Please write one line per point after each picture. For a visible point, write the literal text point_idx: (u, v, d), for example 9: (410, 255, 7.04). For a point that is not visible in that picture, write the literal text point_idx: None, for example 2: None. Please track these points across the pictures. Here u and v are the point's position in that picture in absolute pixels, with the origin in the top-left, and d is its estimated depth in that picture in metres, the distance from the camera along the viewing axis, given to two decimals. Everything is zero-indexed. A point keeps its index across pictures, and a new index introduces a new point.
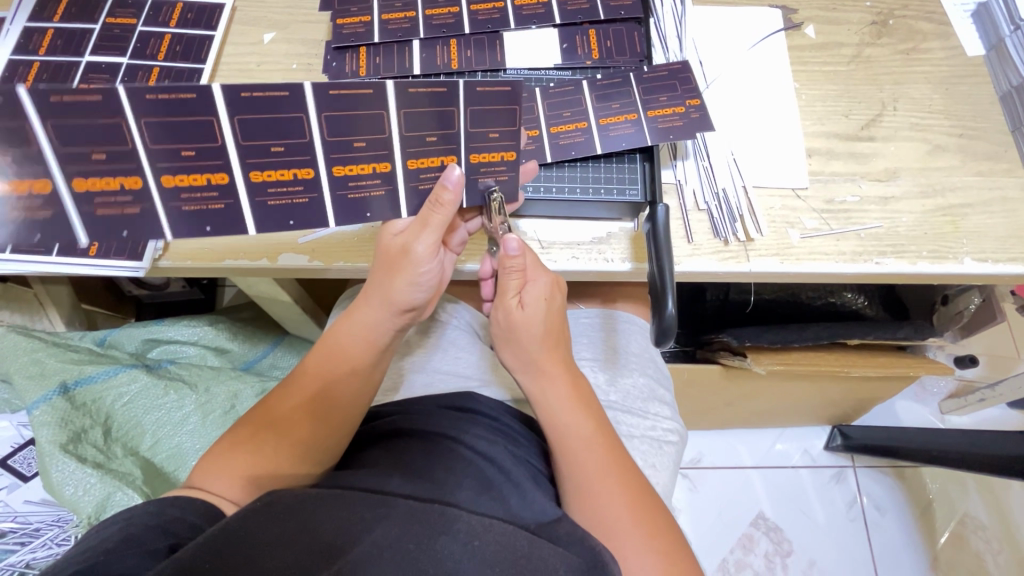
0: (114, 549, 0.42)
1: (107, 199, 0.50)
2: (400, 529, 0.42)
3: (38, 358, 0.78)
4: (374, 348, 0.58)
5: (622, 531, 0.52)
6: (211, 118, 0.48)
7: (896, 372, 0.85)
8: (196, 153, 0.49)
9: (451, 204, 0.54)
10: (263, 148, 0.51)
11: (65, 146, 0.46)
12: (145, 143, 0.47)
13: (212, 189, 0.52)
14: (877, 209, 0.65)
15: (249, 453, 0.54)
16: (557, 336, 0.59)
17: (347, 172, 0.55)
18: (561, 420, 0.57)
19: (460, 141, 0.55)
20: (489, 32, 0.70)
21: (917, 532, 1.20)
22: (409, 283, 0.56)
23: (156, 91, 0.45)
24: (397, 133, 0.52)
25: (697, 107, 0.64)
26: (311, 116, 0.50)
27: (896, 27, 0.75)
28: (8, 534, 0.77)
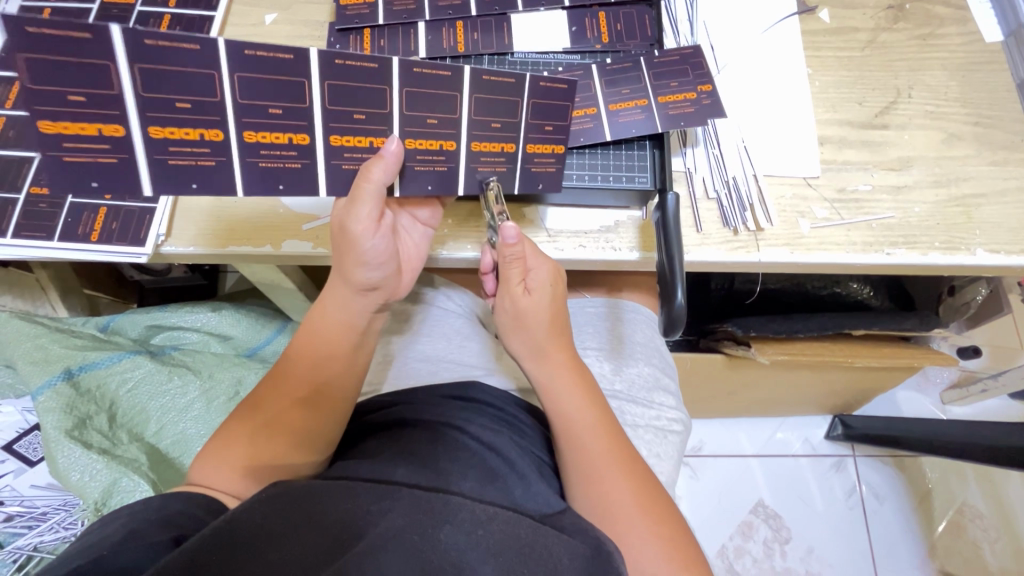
0: (121, 542, 0.42)
1: (183, 148, 0.51)
2: (405, 519, 0.42)
3: (41, 344, 0.78)
4: (349, 329, 0.58)
5: (626, 517, 0.53)
6: (302, 80, 0.50)
7: (901, 362, 0.85)
8: (282, 111, 0.51)
9: (381, 174, 0.53)
10: (346, 115, 0.53)
11: (149, 92, 0.47)
12: (137, 91, 0.47)
13: (292, 148, 0.54)
14: (889, 199, 0.64)
15: (252, 442, 0.54)
16: (561, 324, 0.58)
17: (419, 146, 0.56)
18: (568, 405, 0.56)
19: (520, 131, 0.58)
20: (496, 14, 0.68)
21: (916, 521, 1.21)
22: (355, 261, 0.54)
23: (256, 49, 0.48)
24: (468, 115, 0.56)
25: (709, 93, 0.63)
26: (394, 89, 0.52)
27: (913, 12, 0.73)
28: (15, 518, 0.78)
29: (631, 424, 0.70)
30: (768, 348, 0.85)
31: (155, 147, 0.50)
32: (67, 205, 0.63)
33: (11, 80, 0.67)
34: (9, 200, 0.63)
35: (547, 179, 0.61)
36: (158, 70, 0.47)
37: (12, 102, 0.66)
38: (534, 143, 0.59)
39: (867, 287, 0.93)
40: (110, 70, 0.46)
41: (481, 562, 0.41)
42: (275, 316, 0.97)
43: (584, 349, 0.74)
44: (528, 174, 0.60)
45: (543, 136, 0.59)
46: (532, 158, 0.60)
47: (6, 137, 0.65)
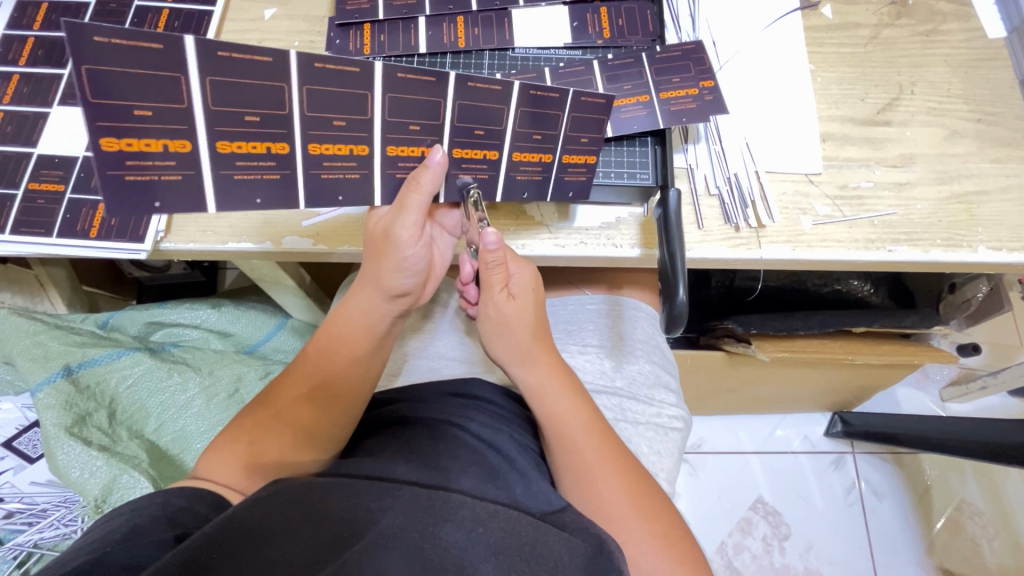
0: (120, 541, 0.42)
1: (249, 162, 0.51)
2: (406, 517, 0.42)
3: (41, 341, 0.78)
4: (373, 334, 0.57)
5: (620, 516, 0.53)
6: (365, 92, 0.50)
7: (901, 359, 0.85)
8: (345, 124, 0.52)
9: (429, 184, 0.54)
10: (402, 126, 0.53)
11: (217, 106, 0.47)
12: (206, 105, 0.46)
13: (352, 159, 0.54)
14: (890, 196, 0.64)
15: (254, 438, 0.54)
16: (544, 329, 0.58)
17: (464, 155, 0.58)
18: (557, 408, 0.56)
19: (557, 142, 0.59)
20: (497, 10, 0.68)
21: (915, 517, 1.21)
22: (394, 267, 0.54)
23: (326, 62, 0.47)
24: (511, 127, 0.57)
25: (710, 90, 0.63)
26: (448, 102, 0.53)
27: (916, 7, 0.72)
28: (15, 514, 0.77)
29: (632, 422, 0.70)
30: (769, 345, 0.85)
31: (221, 161, 0.50)
32: (67, 201, 0.62)
33: (9, 75, 0.67)
34: (9, 195, 0.63)
35: (577, 188, 0.62)
36: (225, 82, 0.46)
37: (11, 97, 0.66)
38: (570, 153, 0.60)
39: (868, 285, 0.93)
40: (180, 84, 0.45)
41: (482, 560, 0.41)
42: (276, 312, 0.96)
43: (584, 346, 0.74)
44: (559, 183, 0.62)
45: (576, 147, 0.60)
46: (562, 168, 0.61)
47: (5, 133, 0.65)
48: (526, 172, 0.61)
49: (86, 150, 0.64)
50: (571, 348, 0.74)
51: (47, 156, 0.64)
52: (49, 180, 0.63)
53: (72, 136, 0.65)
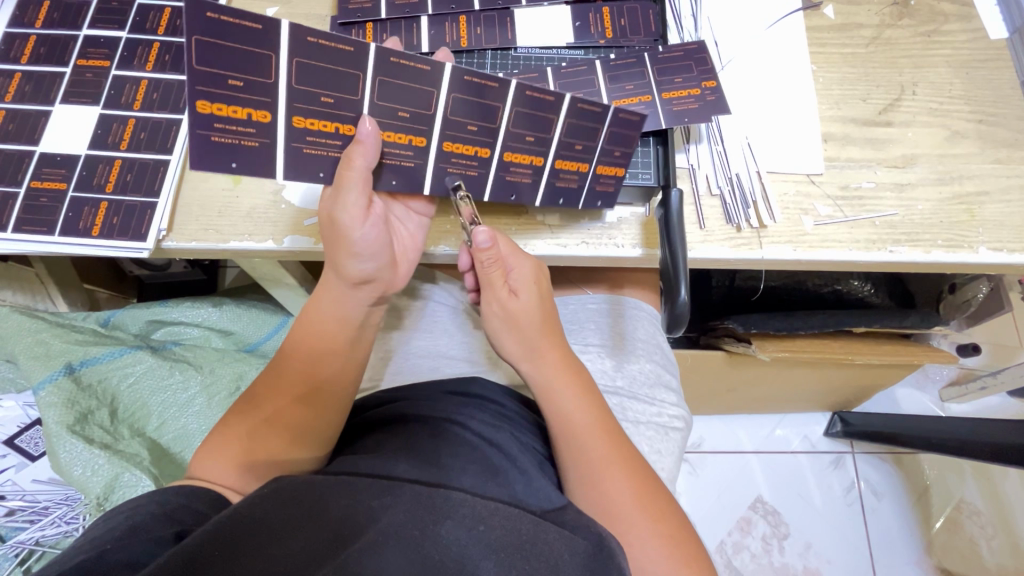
0: (123, 538, 0.42)
1: (317, 139, 0.52)
2: (407, 515, 0.42)
3: (43, 339, 0.78)
4: (345, 323, 0.58)
5: (627, 516, 0.53)
6: (431, 90, 0.52)
7: (902, 359, 0.85)
8: (409, 116, 0.53)
9: (362, 158, 0.52)
10: (460, 125, 0.55)
11: (300, 84, 0.49)
12: (289, 81, 0.48)
13: (410, 149, 0.56)
14: (892, 196, 0.64)
15: (247, 437, 0.54)
16: (554, 324, 0.58)
17: (513, 159, 0.59)
18: (567, 407, 0.56)
19: (555, 148, 0.59)
20: (499, 8, 0.67)
21: (914, 516, 1.22)
22: (347, 253, 0.54)
23: (401, 57, 0.49)
24: (559, 137, 0.58)
25: (713, 90, 0.62)
26: (505, 108, 0.55)
27: (918, 8, 0.72)
28: (18, 511, 0.78)
29: (632, 421, 0.71)
30: (769, 345, 0.85)
31: (293, 134, 0.52)
32: (69, 198, 0.62)
33: (10, 73, 0.67)
34: (10, 193, 0.63)
35: (606, 197, 0.62)
36: (310, 64, 0.48)
37: (12, 95, 0.66)
38: (562, 159, 0.60)
39: (868, 285, 0.94)
40: (269, 60, 0.47)
41: (482, 559, 0.41)
42: (277, 310, 0.95)
43: (585, 346, 0.74)
44: (591, 193, 0.62)
45: (611, 160, 0.60)
46: (556, 173, 0.61)
47: (6, 130, 0.65)
48: (521, 172, 0.61)
49: (88, 149, 0.64)
50: (572, 347, 0.74)
51: (49, 154, 0.64)
52: (51, 178, 0.63)
53: (74, 134, 0.65)
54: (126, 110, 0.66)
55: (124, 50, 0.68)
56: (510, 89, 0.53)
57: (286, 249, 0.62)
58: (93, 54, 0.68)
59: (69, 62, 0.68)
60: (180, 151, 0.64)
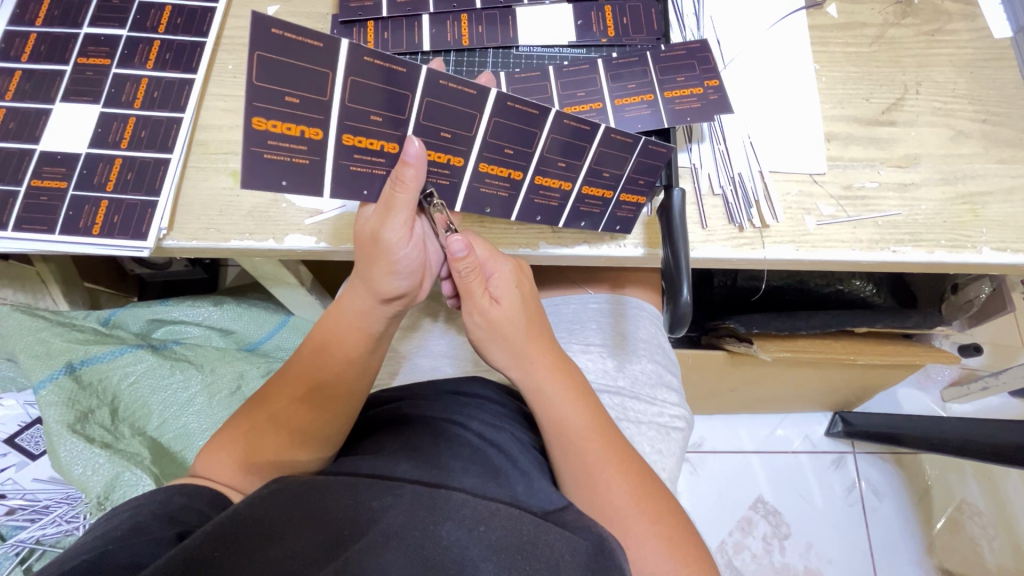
0: (124, 537, 0.42)
1: (364, 156, 0.53)
2: (407, 516, 0.42)
3: (44, 338, 0.77)
4: (368, 334, 0.58)
5: (625, 517, 0.53)
6: (474, 113, 0.52)
7: (903, 360, 0.85)
8: (451, 136, 0.54)
9: (414, 181, 0.51)
10: (498, 148, 0.56)
11: (353, 103, 0.49)
12: (344, 101, 0.48)
13: (447, 168, 0.57)
14: (895, 196, 0.64)
15: (251, 436, 0.54)
16: (541, 327, 0.58)
17: (544, 183, 0.60)
18: (561, 410, 0.56)
19: (580, 173, 0.60)
20: (501, 7, 0.67)
21: (915, 517, 1.22)
22: (388, 269, 0.54)
23: (449, 80, 0.49)
24: (589, 163, 0.59)
25: (716, 88, 0.62)
26: (543, 134, 0.55)
27: (921, 7, 0.72)
28: (18, 510, 0.77)
29: (634, 420, 0.71)
30: (771, 345, 0.85)
31: (342, 152, 0.52)
32: (70, 197, 0.62)
33: (10, 72, 0.67)
34: (11, 192, 0.62)
35: (625, 223, 0.63)
36: (365, 84, 0.47)
37: (13, 93, 0.66)
38: (590, 186, 0.60)
39: (870, 285, 0.93)
40: (326, 79, 0.46)
41: (482, 559, 0.41)
42: (277, 309, 0.94)
43: (587, 345, 0.74)
44: (611, 218, 0.63)
45: (634, 188, 0.61)
46: (582, 198, 0.61)
47: (6, 129, 0.65)
48: (550, 196, 0.61)
49: (89, 148, 0.64)
50: (573, 346, 0.74)
51: (50, 153, 0.64)
52: (51, 177, 0.63)
53: (74, 133, 0.65)
54: (127, 108, 0.66)
55: (124, 48, 0.68)
56: (548, 116, 0.54)
57: (288, 247, 0.62)
58: (94, 53, 0.68)
59: (70, 61, 0.67)
60: (181, 150, 0.64)
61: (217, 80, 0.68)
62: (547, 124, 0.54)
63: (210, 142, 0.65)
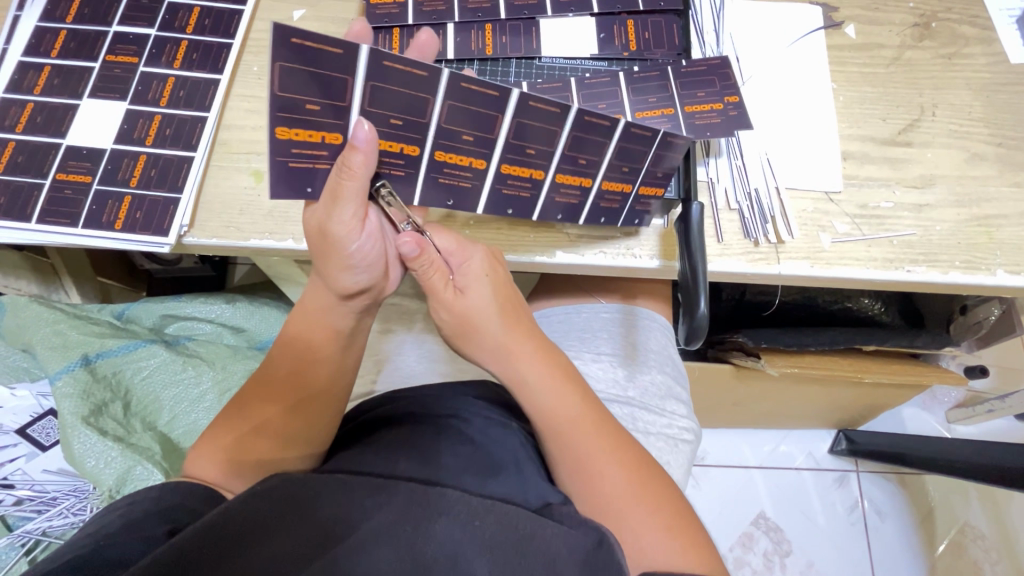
0: (115, 535, 0.43)
1: (384, 158, 0.54)
2: (398, 514, 0.44)
3: (61, 330, 0.78)
4: (336, 332, 0.58)
5: (623, 509, 0.53)
6: (496, 114, 0.52)
7: (911, 379, 0.86)
8: (472, 138, 0.55)
9: (362, 167, 0.49)
10: (518, 149, 0.57)
11: (374, 108, 0.50)
12: (364, 106, 0.49)
13: (468, 169, 0.58)
14: (910, 216, 0.64)
15: (248, 437, 0.55)
16: (517, 313, 0.57)
17: (564, 181, 0.60)
18: (547, 401, 0.55)
19: (599, 170, 0.59)
20: (525, 18, 0.68)
21: (917, 537, 1.21)
22: (342, 266, 0.54)
23: (472, 82, 0.49)
24: (607, 160, 0.58)
25: (736, 104, 0.63)
26: (563, 133, 0.55)
27: (939, 30, 0.73)
28: (25, 501, 0.76)
29: (643, 431, 0.71)
30: (779, 360, 0.86)
31: None
32: (94, 191, 0.63)
33: (39, 67, 0.68)
34: (36, 184, 0.63)
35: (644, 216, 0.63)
36: (385, 89, 0.48)
37: (41, 88, 0.67)
38: (608, 181, 0.60)
39: (878, 303, 0.93)
40: (346, 84, 0.47)
41: (476, 556, 0.42)
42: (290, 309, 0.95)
43: (598, 355, 0.74)
44: (630, 212, 0.63)
45: (653, 181, 0.60)
46: (601, 195, 0.61)
47: (33, 123, 0.66)
48: (569, 193, 0.62)
49: (114, 143, 0.65)
50: (584, 355, 0.74)
51: (76, 148, 0.65)
52: (76, 171, 0.64)
53: (100, 128, 0.66)
54: (152, 106, 0.67)
55: (152, 47, 0.69)
56: (570, 114, 0.53)
57: (306, 249, 0.63)
58: (123, 51, 0.69)
59: (98, 58, 0.69)
60: (204, 149, 0.65)
61: (242, 81, 0.69)
62: (568, 122, 0.53)
63: (232, 142, 0.66)
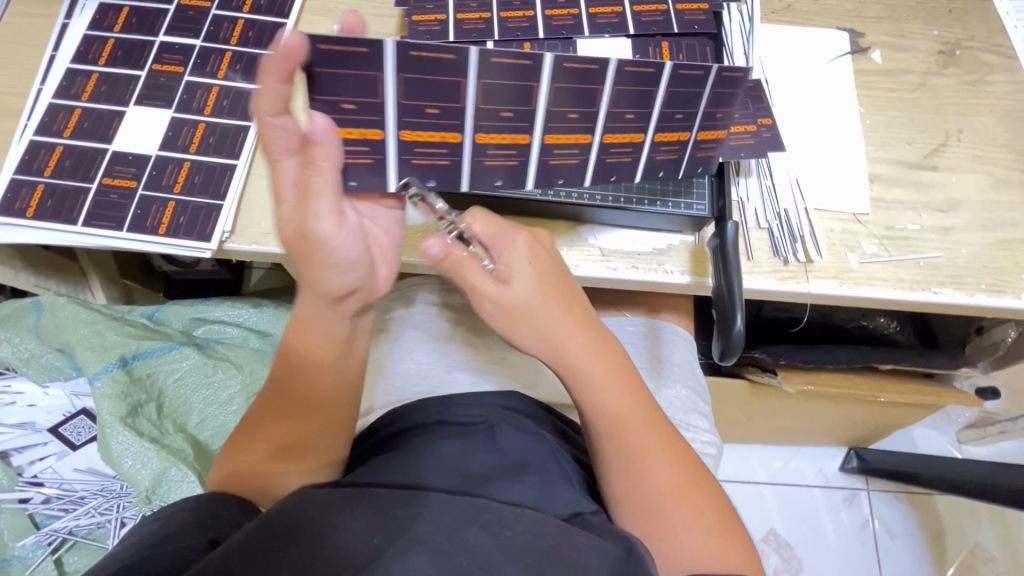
0: (158, 546, 0.43)
1: (424, 148, 0.57)
2: (433, 522, 0.44)
3: (100, 331, 0.79)
4: (336, 341, 0.56)
5: (664, 509, 0.54)
6: (531, 84, 0.54)
7: (926, 400, 0.87)
8: (511, 113, 0.56)
9: (327, 159, 0.47)
10: (560, 116, 0.57)
11: (408, 99, 0.52)
12: (398, 99, 0.52)
13: (512, 147, 0.59)
14: (936, 239, 0.66)
15: (272, 451, 0.57)
16: (567, 303, 0.56)
17: (613, 140, 0.60)
18: (597, 392, 0.56)
19: (648, 122, 0.59)
20: (562, 38, 0.70)
21: (928, 558, 1.21)
22: (325, 267, 0.50)
23: (500, 55, 0.51)
24: (656, 110, 0.58)
25: (769, 127, 0.64)
26: (605, 89, 0.55)
27: (963, 58, 0.75)
28: (53, 499, 0.77)
29: None
30: (795, 377, 0.87)
31: (402, 147, 0.56)
32: (138, 197, 0.65)
33: (87, 73, 0.70)
34: (83, 189, 0.65)
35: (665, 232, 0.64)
36: (415, 78, 0.51)
37: (89, 94, 0.69)
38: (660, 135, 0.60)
39: (894, 322, 0.95)
40: (377, 80, 0.50)
41: (508, 563, 0.43)
42: None
43: None
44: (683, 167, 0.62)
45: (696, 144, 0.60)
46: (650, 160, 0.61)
47: (81, 128, 0.67)
48: (621, 153, 0.61)
49: (158, 150, 0.67)
50: None
51: (122, 154, 0.66)
52: (122, 176, 0.66)
53: (145, 135, 0.67)
54: (197, 114, 0.68)
55: (197, 57, 0.71)
56: (608, 68, 0.54)
57: None
58: (168, 60, 0.71)
59: (145, 66, 0.70)
60: (246, 157, 0.66)
61: None
62: (608, 78, 0.54)
63: None
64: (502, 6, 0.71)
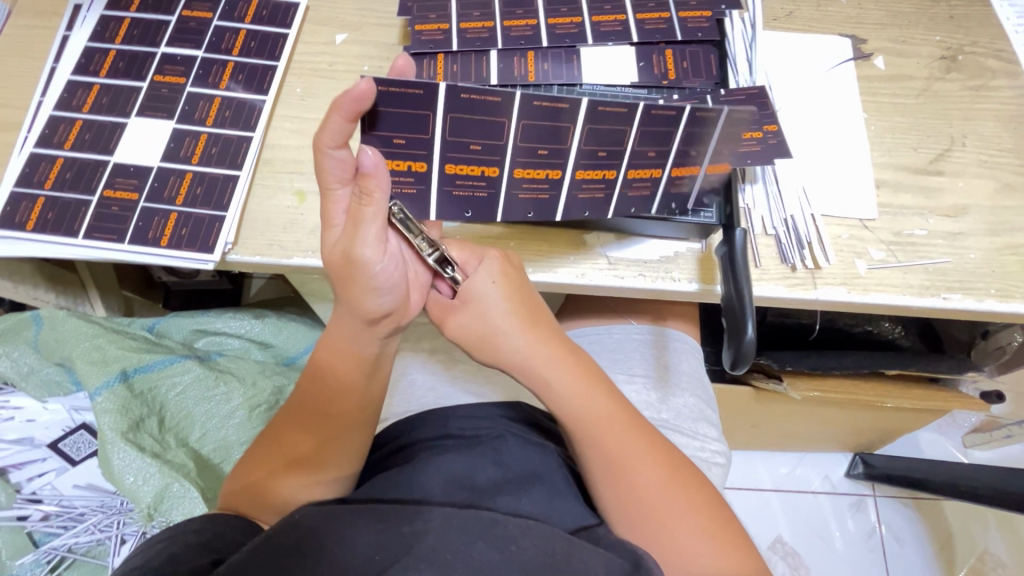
0: (162, 567, 0.42)
1: (464, 182, 0.58)
2: (439, 538, 0.43)
3: (100, 345, 0.78)
4: (363, 361, 0.55)
5: (663, 517, 0.53)
6: (568, 125, 0.55)
7: (930, 405, 0.85)
8: (547, 152, 0.57)
9: (379, 189, 0.47)
10: (592, 153, 0.58)
11: (454, 137, 0.54)
12: (444, 135, 0.54)
13: (545, 182, 0.60)
14: (944, 244, 0.65)
15: (283, 467, 0.56)
16: (539, 319, 0.56)
17: (635, 176, 0.60)
18: (574, 406, 0.56)
19: (669, 159, 0.59)
20: (566, 47, 0.70)
21: (936, 565, 1.20)
22: (366, 290, 0.50)
23: (542, 100, 0.52)
24: (677, 145, 0.57)
25: (775, 133, 0.64)
26: (634, 128, 0.56)
27: (965, 63, 0.75)
28: (53, 517, 0.77)
29: None
30: (800, 382, 0.85)
31: (444, 179, 0.58)
32: (140, 209, 0.64)
33: (89, 85, 0.70)
34: (84, 201, 0.64)
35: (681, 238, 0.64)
36: (463, 118, 0.53)
37: (90, 106, 0.69)
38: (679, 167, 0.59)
39: (898, 327, 0.94)
40: (426, 118, 0.52)
41: None
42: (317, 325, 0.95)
43: (631, 375, 0.74)
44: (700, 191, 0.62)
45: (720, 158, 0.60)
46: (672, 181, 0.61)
47: (82, 140, 0.67)
48: (641, 188, 0.61)
49: (160, 161, 0.66)
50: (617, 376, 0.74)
51: (123, 165, 0.66)
52: (123, 188, 0.65)
53: (147, 146, 0.67)
54: (199, 125, 0.68)
55: (199, 68, 0.71)
56: (637, 110, 0.54)
57: None
58: (170, 71, 0.70)
59: (147, 78, 0.70)
60: (249, 168, 0.66)
61: (286, 102, 0.70)
62: (635, 119, 0.55)
63: (276, 161, 0.67)
64: (506, 15, 0.71)
